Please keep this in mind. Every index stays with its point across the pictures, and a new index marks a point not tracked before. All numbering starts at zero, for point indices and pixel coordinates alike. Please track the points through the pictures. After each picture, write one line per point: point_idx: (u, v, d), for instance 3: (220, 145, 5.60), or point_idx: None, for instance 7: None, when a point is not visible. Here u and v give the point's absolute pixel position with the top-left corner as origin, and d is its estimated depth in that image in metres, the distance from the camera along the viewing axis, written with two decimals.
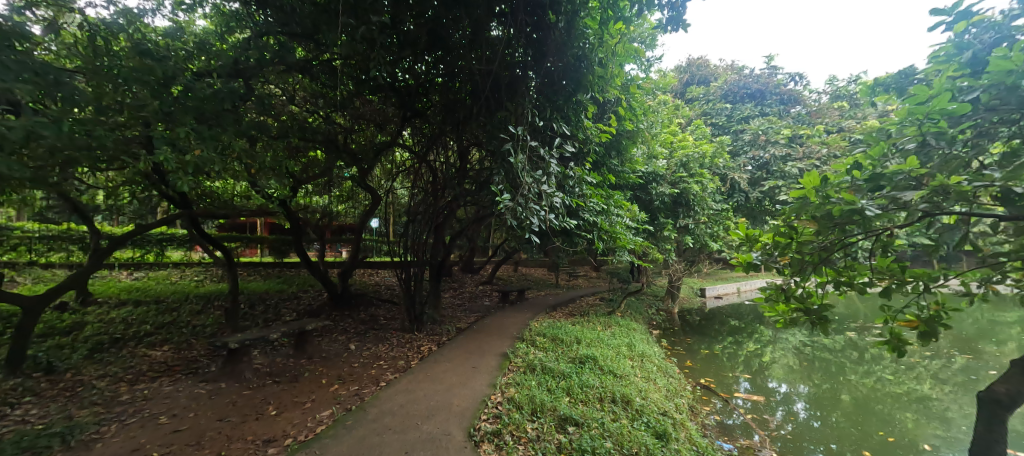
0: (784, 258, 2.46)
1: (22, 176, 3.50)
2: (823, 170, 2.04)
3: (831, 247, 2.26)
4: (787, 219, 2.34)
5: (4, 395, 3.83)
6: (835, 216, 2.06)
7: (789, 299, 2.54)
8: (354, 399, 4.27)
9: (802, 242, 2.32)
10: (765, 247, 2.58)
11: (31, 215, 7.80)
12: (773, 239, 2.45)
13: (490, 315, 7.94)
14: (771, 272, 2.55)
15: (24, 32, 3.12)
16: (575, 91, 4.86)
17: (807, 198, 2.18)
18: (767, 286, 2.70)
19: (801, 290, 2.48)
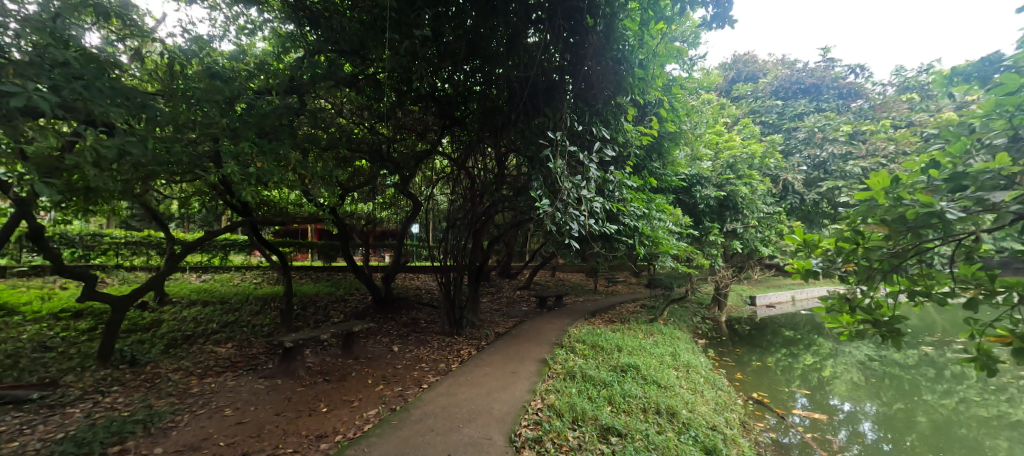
0: (848, 265, 2.25)
1: (112, 189, 3.95)
2: (893, 170, 1.88)
3: (903, 254, 2.02)
4: (852, 224, 2.15)
5: (96, 384, 4.30)
6: (908, 220, 1.89)
7: (854, 311, 2.32)
8: (399, 400, 4.41)
9: (869, 248, 2.08)
10: (826, 253, 2.37)
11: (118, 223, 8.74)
12: (836, 245, 2.25)
13: (528, 320, 7.94)
14: (831, 279, 2.40)
15: (117, 63, 3.54)
16: (615, 94, 4.79)
17: (873, 200, 2.01)
18: (828, 296, 2.48)
19: (869, 300, 2.23)
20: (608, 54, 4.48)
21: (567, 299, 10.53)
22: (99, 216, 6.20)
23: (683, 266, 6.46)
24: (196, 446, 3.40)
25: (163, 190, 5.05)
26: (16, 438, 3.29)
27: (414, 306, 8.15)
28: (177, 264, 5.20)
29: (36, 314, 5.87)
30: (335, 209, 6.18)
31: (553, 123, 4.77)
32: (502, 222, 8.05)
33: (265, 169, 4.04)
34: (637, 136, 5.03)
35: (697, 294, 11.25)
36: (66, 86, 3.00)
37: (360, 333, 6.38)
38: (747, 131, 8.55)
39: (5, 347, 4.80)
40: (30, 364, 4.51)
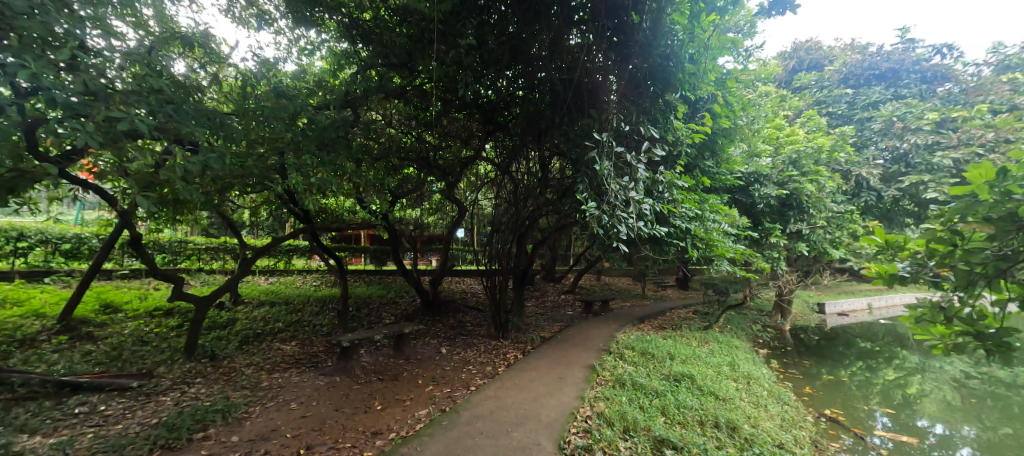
0: (943, 271, 1.94)
1: (194, 200, 4.42)
2: (999, 160, 1.60)
3: (1015, 256, 1.72)
4: (947, 222, 1.87)
5: (184, 375, 4.81)
6: (1022, 217, 1.62)
7: (951, 322, 2.01)
8: (448, 401, 4.51)
9: (970, 249, 1.81)
10: (915, 256, 2.05)
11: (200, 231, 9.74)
12: (927, 247, 1.95)
13: (575, 325, 7.81)
14: (919, 285, 2.02)
15: (197, 87, 3.97)
16: (664, 92, 4.64)
17: (974, 196, 1.74)
18: (917, 305, 2.16)
19: (970, 310, 1.91)
20: (654, 51, 4.34)
21: (614, 304, 10.23)
22: (185, 224, 6.93)
23: (741, 270, 6.06)
24: (267, 436, 3.69)
25: (235, 201, 5.57)
26: (121, 421, 3.76)
27: (461, 309, 8.32)
28: (249, 268, 5.70)
29: (135, 311, 6.67)
30: (386, 215, 6.48)
31: (598, 124, 4.70)
32: (546, 225, 8.02)
33: (324, 179, 4.34)
34: (688, 134, 4.81)
35: (756, 301, 10.50)
36: (159, 110, 3.41)
37: (410, 334, 6.61)
38: (812, 124, 7.88)
39: (112, 341, 5.51)
40: (131, 356, 5.14)
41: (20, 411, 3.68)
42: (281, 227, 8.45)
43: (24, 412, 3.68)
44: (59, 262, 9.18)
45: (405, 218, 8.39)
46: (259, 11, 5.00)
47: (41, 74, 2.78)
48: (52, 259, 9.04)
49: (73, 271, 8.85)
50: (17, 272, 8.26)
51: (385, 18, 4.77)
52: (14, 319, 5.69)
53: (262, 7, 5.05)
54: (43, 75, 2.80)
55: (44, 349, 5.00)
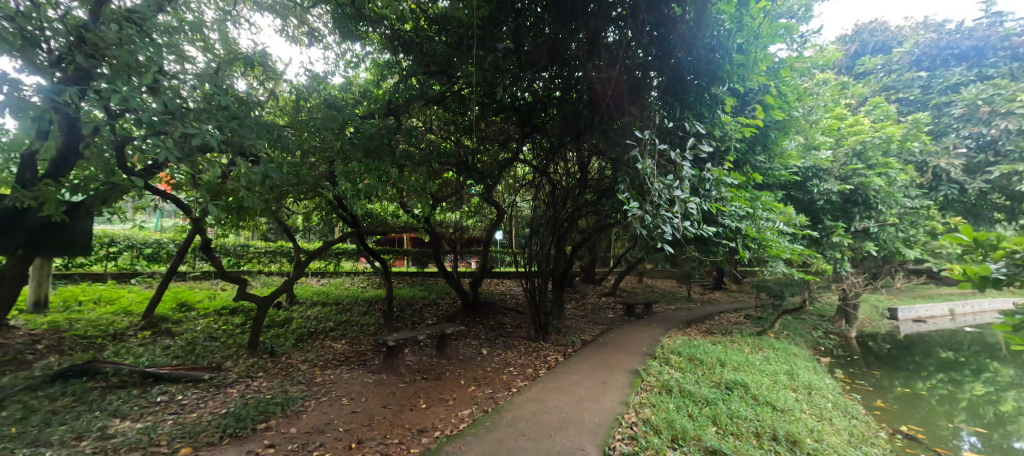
0: None
1: (254, 207, 4.79)
2: None
3: None
4: None
5: (247, 370, 5.21)
6: None
7: None
8: (490, 402, 4.55)
9: None
10: (1013, 255, 1.69)
11: (260, 235, 10.49)
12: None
13: (617, 328, 7.62)
14: (1014, 289, 1.70)
15: (257, 102, 4.31)
16: (710, 85, 4.43)
17: None
18: (1013, 311, 1.83)
19: None
20: (699, 42, 4.17)
21: (658, 307, 9.85)
22: (246, 230, 7.51)
23: (799, 272, 5.65)
24: (321, 429, 3.90)
25: (289, 208, 5.97)
26: (195, 410, 4.13)
27: (501, 310, 8.38)
28: (302, 270, 6.08)
29: (205, 310, 7.31)
30: (427, 219, 6.67)
31: (640, 122, 4.57)
32: (585, 227, 7.90)
33: (370, 185, 4.55)
34: (737, 128, 4.55)
35: (815, 306, 9.73)
36: (227, 125, 3.72)
37: (452, 335, 6.74)
38: (879, 112, 7.15)
39: (187, 336, 6.06)
40: (203, 350, 5.64)
41: (114, 398, 4.16)
42: (330, 231, 8.92)
43: (117, 399, 4.14)
44: (143, 265, 10.24)
45: (444, 221, 8.57)
46: (309, 29, 5.35)
47: (131, 97, 3.14)
48: (137, 262, 10.10)
49: (154, 273, 9.84)
50: (109, 275, 9.31)
51: (425, 28, 4.95)
52: (107, 316, 6.43)
53: (312, 25, 5.39)
54: (132, 98, 3.16)
55: (131, 343, 5.60)
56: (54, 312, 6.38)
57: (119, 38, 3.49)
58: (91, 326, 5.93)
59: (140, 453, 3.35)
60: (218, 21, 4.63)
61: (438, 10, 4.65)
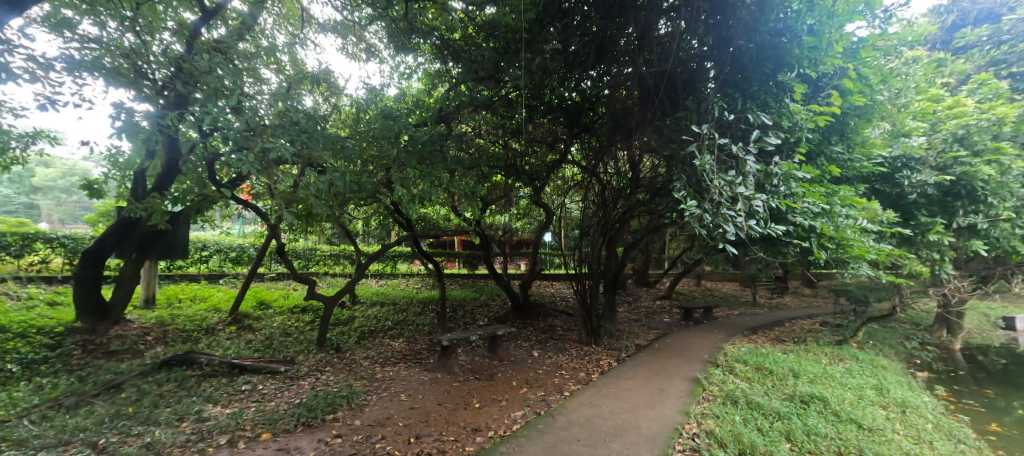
0: None
1: (320, 213, 5.19)
2: None
3: None
4: None
5: (316, 364, 5.63)
6: None
7: None
8: (542, 404, 4.54)
9: None
10: None
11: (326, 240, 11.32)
12: None
13: (674, 333, 7.27)
14: None
15: (321, 115, 4.65)
16: (776, 72, 4.12)
17: None
18: None
19: None
20: (762, 27, 3.92)
21: (719, 312, 9.26)
22: (313, 235, 8.13)
23: (887, 275, 5.03)
24: (382, 422, 4.11)
25: (350, 213, 6.38)
26: (273, 399, 4.54)
27: (552, 312, 8.33)
28: (362, 271, 6.46)
29: (280, 308, 8.02)
30: (478, 221, 6.80)
31: (696, 116, 4.34)
32: (638, 227, 7.65)
33: (423, 190, 4.75)
34: (809, 117, 4.17)
35: (908, 313, 8.63)
36: (297, 139, 4.07)
37: (503, 337, 6.81)
38: (986, 90, 6.19)
39: (266, 332, 6.69)
40: (279, 345, 6.19)
41: (207, 385, 4.69)
42: (387, 234, 9.40)
43: (210, 386, 4.67)
44: (230, 267, 11.42)
45: (494, 224, 8.69)
46: (366, 45, 5.67)
47: (219, 118, 3.54)
48: (224, 264, 11.33)
49: (239, 274, 10.93)
50: (203, 275, 10.50)
51: (473, 35, 5.05)
52: (202, 312, 7.28)
53: (368, 41, 5.72)
54: (220, 118, 3.55)
55: (220, 337, 6.28)
56: (160, 308, 7.32)
57: (207, 66, 3.94)
58: (188, 321, 6.73)
59: (230, 435, 3.75)
60: (287, 44, 5.08)
61: (485, 17, 4.69)
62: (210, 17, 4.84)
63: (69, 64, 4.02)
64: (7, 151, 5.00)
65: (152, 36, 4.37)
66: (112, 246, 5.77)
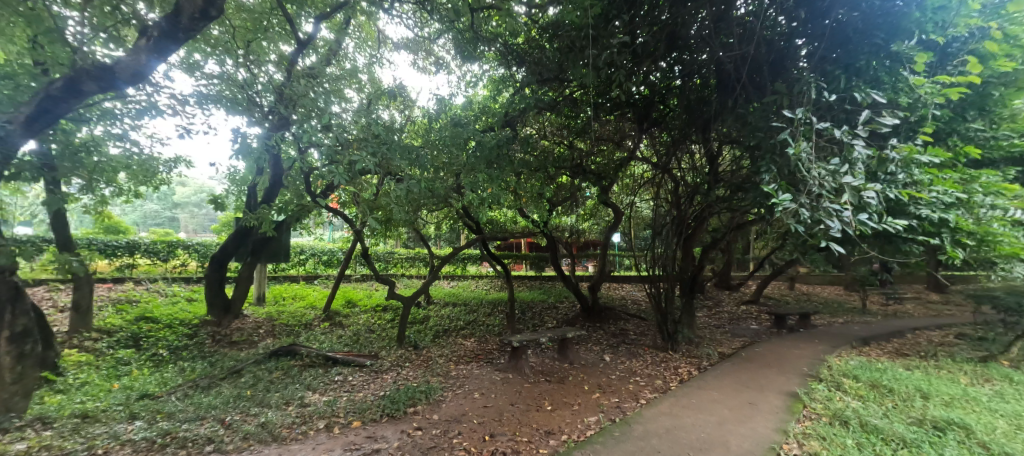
0: None
1: (397, 219, 5.55)
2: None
3: None
4: None
5: (397, 359, 6.04)
6: None
7: None
8: (617, 411, 4.37)
9: None
10: None
11: (404, 244, 12.11)
12: None
13: (764, 341, 6.57)
14: None
15: (397, 127, 4.98)
16: (890, 41, 3.58)
17: None
18: None
19: None
20: None
21: (820, 319, 8.18)
22: (391, 240, 8.75)
23: None
24: (459, 418, 4.27)
25: (423, 218, 6.74)
26: (361, 391, 4.95)
27: (624, 316, 8.03)
28: (434, 273, 6.78)
29: (364, 306, 8.73)
30: (545, 223, 6.77)
31: (788, 101, 3.86)
32: (717, 226, 7.09)
33: (492, 193, 4.86)
34: (935, 90, 3.53)
35: None
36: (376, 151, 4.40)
37: (573, 340, 6.69)
38: None
39: (353, 328, 7.33)
40: (364, 340, 6.74)
41: (307, 374, 5.27)
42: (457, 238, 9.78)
43: (309, 375, 5.24)
44: (323, 269, 12.69)
45: (561, 225, 8.59)
46: (434, 59, 5.97)
47: (311, 135, 3.97)
48: (319, 267, 12.61)
49: (330, 276, 12.11)
50: (302, 277, 11.80)
51: (536, 38, 5.09)
52: (300, 309, 8.18)
53: (436, 54, 6.00)
54: (312, 136, 3.99)
55: (316, 332, 7.02)
56: (268, 305, 8.40)
57: (303, 91, 4.45)
58: (291, 317, 7.61)
59: (327, 420, 4.16)
60: (366, 65, 5.52)
61: (548, 18, 4.75)
62: (304, 48, 5.46)
63: (199, 99, 4.79)
64: (156, 174, 6.10)
65: (258, 68, 5.02)
66: (233, 251, 6.85)
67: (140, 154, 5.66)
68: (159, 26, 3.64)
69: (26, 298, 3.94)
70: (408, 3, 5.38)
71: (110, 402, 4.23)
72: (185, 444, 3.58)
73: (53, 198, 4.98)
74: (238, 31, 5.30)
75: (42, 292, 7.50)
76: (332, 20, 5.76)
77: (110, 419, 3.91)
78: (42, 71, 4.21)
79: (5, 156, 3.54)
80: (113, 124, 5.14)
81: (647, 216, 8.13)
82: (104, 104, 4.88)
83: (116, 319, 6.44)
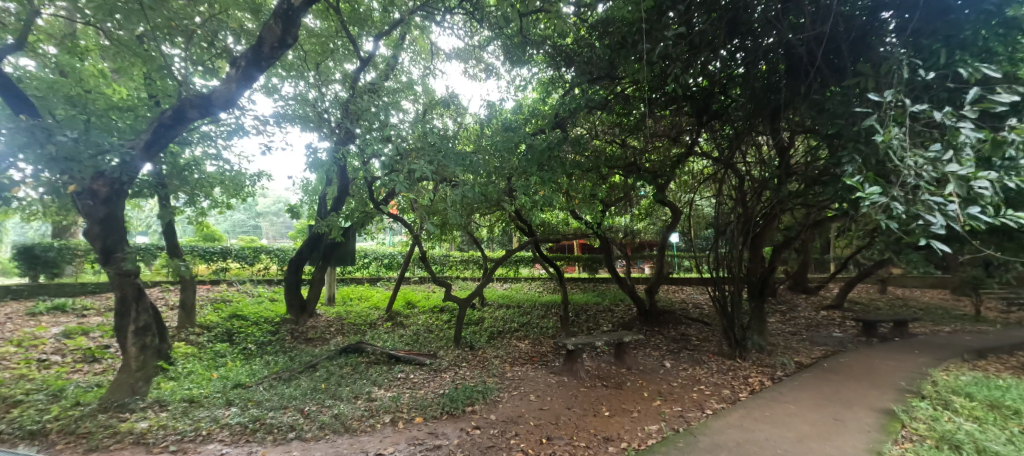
0: None
1: (452, 223, 5.74)
2: None
3: None
4: None
5: (454, 359, 6.23)
6: None
7: None
8: (680, 420, 4.15)
9: None
10: None
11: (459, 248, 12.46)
12: None
13: (850, 351, 5.90)
14: None
15: (450, 135, 5.16)
16: (1002, 5, 3.09)
17: None
18: None
19: None
20: None
21: (922, 327, 7.19)
22: (446, 243, 9.06)
23: None
24: (515, 419, 4.30)
25: (475, 222, 6.90)
26: (422, 388, 5.18)
27: (686, 320, 7.62)
28: (487, 275, 6.91)
29: (423, 308, 9.08)
30: (599, 224, 6.63)
31: (873, 83, 3.44)
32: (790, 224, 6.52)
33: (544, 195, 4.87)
34: None
35: None
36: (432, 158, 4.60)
37: (630, 344, 6.48)
38: None
39: (413, 328, 7.68)
40: (423, 340, 7.03)
41: (373, 370, 5.61)
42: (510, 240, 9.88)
43: (374, 371, 5.58)
44: (385, 272, 13.43)
45: (615, 226, 8.37)
46: (484, 66, 6.10)
47: (373, 147, 4.24)
48: (381, 270, 13.37)
49: (392, 278, 12.80)
50: (366, 279, 12.59)
51: (586, 37, 5.03)
52: (365, 310, 8.73)
53: (487, 61, 6.13)
54: (373, 147, 4.27)
55: (380, 331, 7.46)
56: (337, 305, 9.06)
57: (365, 106, 4.78)
58: (357, 317, 8.15)
59: (392, 415, 4.40)
60: (421, 76, 5.78)
61: (597, 17, 4.75)
62: (365, 65, 5.86)
63: (277, 118, 5.32)
64: (243, 188, 6.84)
65: (326, 86, 5.45)
66: (307, 256, 7.50)
67: (230, 171, 6.38)
68: (246, 57, 4.10)
69: (147, 297, 4.62)
70: (458, 14, 5.57)
71: (211, 389, 4.83)
72: (271, 430, 3.98)
73: (165, 212, 5.78)
74: (309, 55, 5.80)
75: (157, 292, 8.71)
76: (389, 37, 6.12)
77: (211, 404, 4.46)
78: (155, 103, 4.91)
79: (128, 177, 4.16)
80: (209, 145, 5.86)
81: (708, 215, 7.68)
82: (202, 128, 5.57)
83: (213, 316, 7.30)
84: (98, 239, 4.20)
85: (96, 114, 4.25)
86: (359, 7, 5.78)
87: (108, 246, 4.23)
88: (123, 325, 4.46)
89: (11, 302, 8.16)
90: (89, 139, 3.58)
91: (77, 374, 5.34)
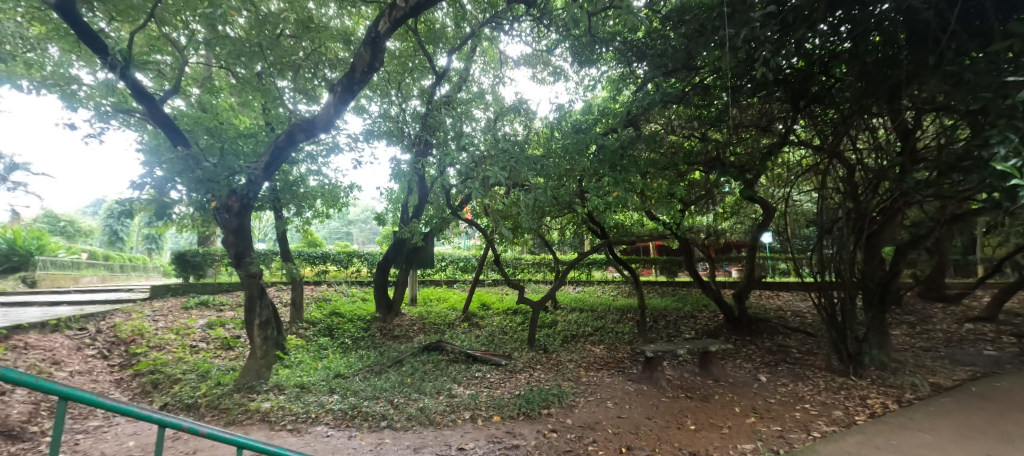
0: None
1: (525, 226, 5.82)
2: None
3: None
4: None
5: (529, 361, 6.28)
6: None
7: None
8: (780, 441, 3.71)
9: None
10: None
11: (531, 251, 12.54)
12: None
13: (1009, 374, 4.81)
14: None
15: (520, 140, 5.26)
16: None
17: None
18: None
19: None
20: None
21: None
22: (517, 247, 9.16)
23: None
24: (592, 426, 4.19)
25: (545, 225, 6.90)
26: (499, 388, 5.30)
27: (785, 330, 6.82)
28: (558, 278, 6.87)
29: (496, 309, 9.32)
30: (677, 224, 6.23)
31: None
32: (917, 219, 5.55)
33: (619, 196, 4.70)
34: None
35: None
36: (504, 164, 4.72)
37: (718, 354, 5.97)
38: None
39: (488, 329, 7.90)
40: (497, 341, 7.19)
41: (452, 368, 5.88)
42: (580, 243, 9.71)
43: (454, 369, 5.84)
44: (461, 274, 13.96)
45: (696, 226, 7.80)
46: (552, 69, 6.10)
47: (449, 156, 4.47)
48: (458, 272, 13.95)
49: (467, 281, 13.31)
50: (444, 281, 13.24)
51: (659, 28, 4.80)
52: (443, 310, 9.18)
53: (555, 64, 6.11)
54: (449, 156, 4.51)
55: (457, 331, 7.79)
56: (418, 305, 9.64)
57: (441, 118, 5.08)
58: (437, 317, 8.59)
59: (472, 412, 4.56)
60: (492, 85, 5.96)
61: (671, 6, 4.50)
62: (439, 80, 6.22)
63: (365, 135, 5.88)
64: (337, 199, 7.63)
65: (407, 102, 5.86)
66: (392, 259, 8.13)
67: (327, 184, 7.17)
68: (341, 82, 4.60)
69: (267, 296, 5.36)
70: (525, 21, 5.65)
71: (316, 377, 5.46)
72: (367, 417, 4.37)
73: (279, 222, 6.68)
74: (392, 75, 6.32)
75: (273, 291, 10.05)
76: (461, 50, 6.41)
77: (317, 391, 5.03)
78: (270, 129, 5.71)
79: (253, 193, 4.88)
80: (311, 162, 6.64)
81: (808, 211, 6.83)
82: (306, 148, 6.35)
83: (317, 313, 8.22)
84: (231, 246, 4.98)
85: (226, 142, 5.08)
86: (433, 25, 6.16)
87: (239, 252, 4.99)
88: (250, 319, 5.24)
89: (172, 298, 10.01)
90: (222, 163, 4.28)
91: (217, 359, 6.39)
